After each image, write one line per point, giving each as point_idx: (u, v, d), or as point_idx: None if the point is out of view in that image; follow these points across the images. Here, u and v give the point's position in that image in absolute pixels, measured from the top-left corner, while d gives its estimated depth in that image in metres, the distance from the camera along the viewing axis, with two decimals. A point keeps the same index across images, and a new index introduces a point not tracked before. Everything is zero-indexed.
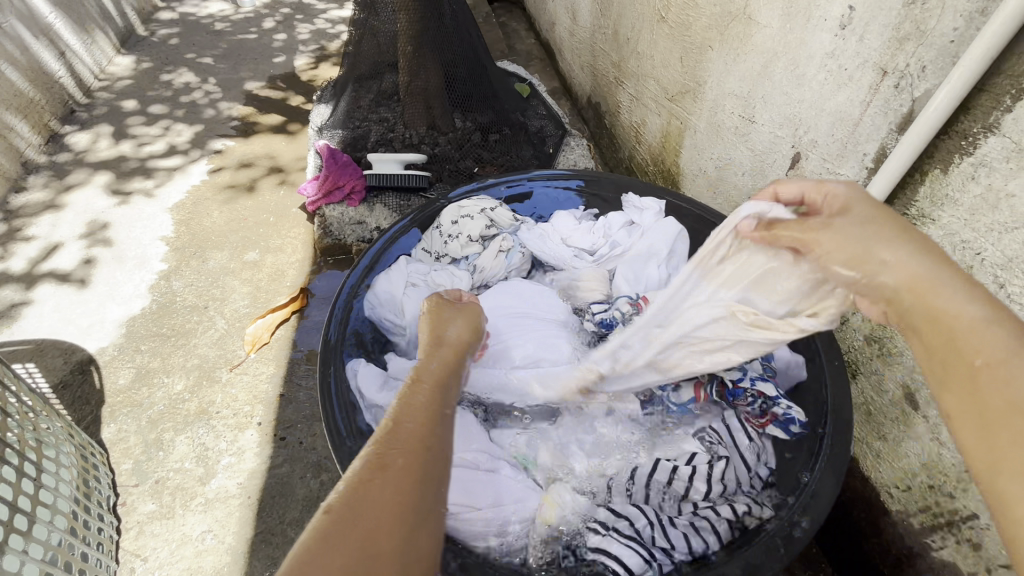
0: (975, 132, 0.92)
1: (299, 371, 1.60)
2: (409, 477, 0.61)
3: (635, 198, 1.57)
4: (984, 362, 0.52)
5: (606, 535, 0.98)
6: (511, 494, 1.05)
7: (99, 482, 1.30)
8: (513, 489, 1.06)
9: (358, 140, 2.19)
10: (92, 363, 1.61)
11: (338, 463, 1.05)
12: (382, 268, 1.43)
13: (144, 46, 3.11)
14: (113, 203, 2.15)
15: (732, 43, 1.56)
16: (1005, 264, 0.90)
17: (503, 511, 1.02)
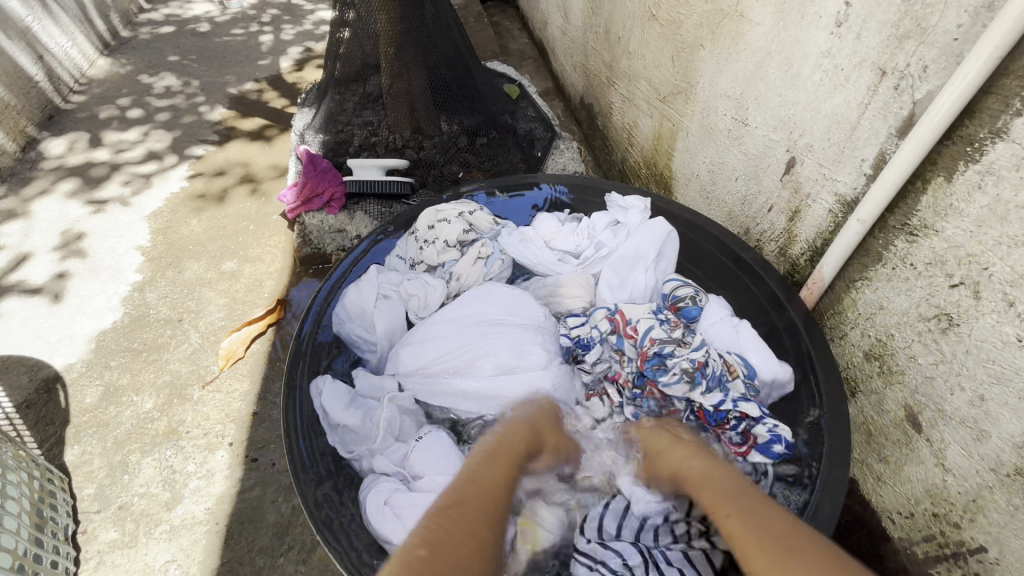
0: (981, 137, 0.85)
1: (274, 387, 1.53)
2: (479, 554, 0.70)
3: (618, 197, 1.50)
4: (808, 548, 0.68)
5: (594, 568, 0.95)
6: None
7: (58, 510, 1.23)
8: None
9: (341, 144, 2.13)
10: (59, 381, 1.55)
11: (301, 495, 1.01)
12: (354, 280, 1.37)
13: (128, 48, 3.04)
14: (88, 211, 2.09)
15: (724, 42, 1.49)
16: (1015, 280, 0.83)
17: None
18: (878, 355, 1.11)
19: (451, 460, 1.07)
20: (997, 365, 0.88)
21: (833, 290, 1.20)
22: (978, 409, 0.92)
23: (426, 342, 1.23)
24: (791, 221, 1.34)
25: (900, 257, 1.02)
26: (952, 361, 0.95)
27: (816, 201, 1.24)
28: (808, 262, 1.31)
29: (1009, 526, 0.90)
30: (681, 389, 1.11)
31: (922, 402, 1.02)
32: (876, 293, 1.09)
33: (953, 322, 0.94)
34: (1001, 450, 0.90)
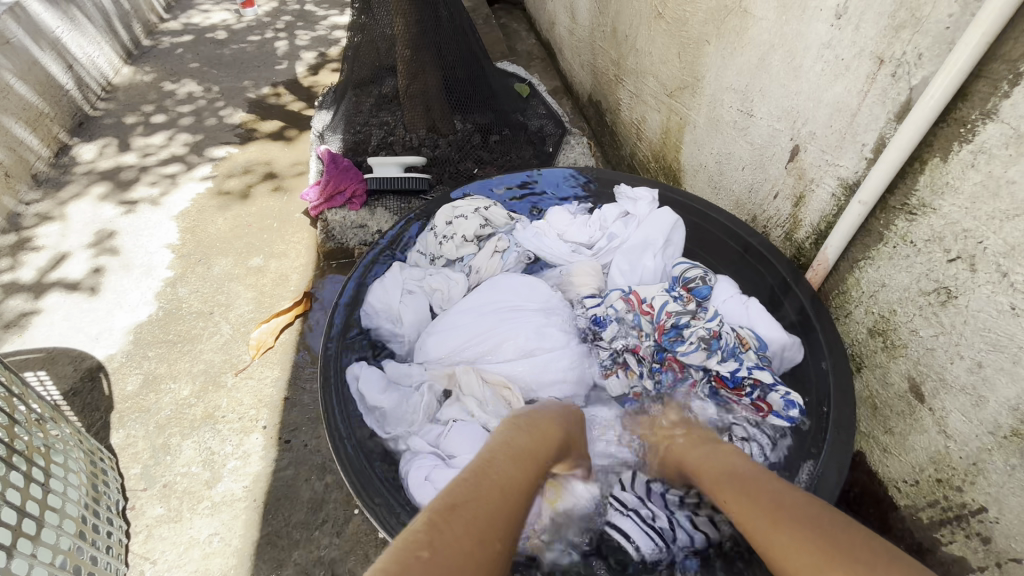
0: (973, 118, 0.91)
1: (303, 374, 1.61)
2: (492, 554, 0.67)
3: (627, 188, 1.57)
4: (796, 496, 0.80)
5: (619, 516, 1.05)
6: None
7: (108, 486, 1.32)
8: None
9: (360, 144, 2.20)
10: (101, 370, 1.64)
11: (347, 476, 1.03)
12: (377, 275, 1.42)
13: (150, 57, 3.16)
14: (120, 212, 2.19)
15: (729, 37, 1.55)
16: (1008, 252, 0.89)
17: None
18: (881, 331, 1.17)
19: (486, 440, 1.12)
20: (994, 333, 0.93)
21: (838, 271, 1.26)
22: (976, 376, 0.98)
23: (448, 329, 1.28)
24: (796, 206, 1.40)
25: (900, 236, 1.08)
26: (951, 332, 1.01)
27: (820, 185, 1.29)
28: (813, 245, 1.37)
29: (1007, 486, 0.96)
30: (697, 357, 1.18)
31: (924, 372, 1.08)
32: (878, 272, 1.15)
33: (951, 295, 0.99)
34: (999, 413, 0.95)
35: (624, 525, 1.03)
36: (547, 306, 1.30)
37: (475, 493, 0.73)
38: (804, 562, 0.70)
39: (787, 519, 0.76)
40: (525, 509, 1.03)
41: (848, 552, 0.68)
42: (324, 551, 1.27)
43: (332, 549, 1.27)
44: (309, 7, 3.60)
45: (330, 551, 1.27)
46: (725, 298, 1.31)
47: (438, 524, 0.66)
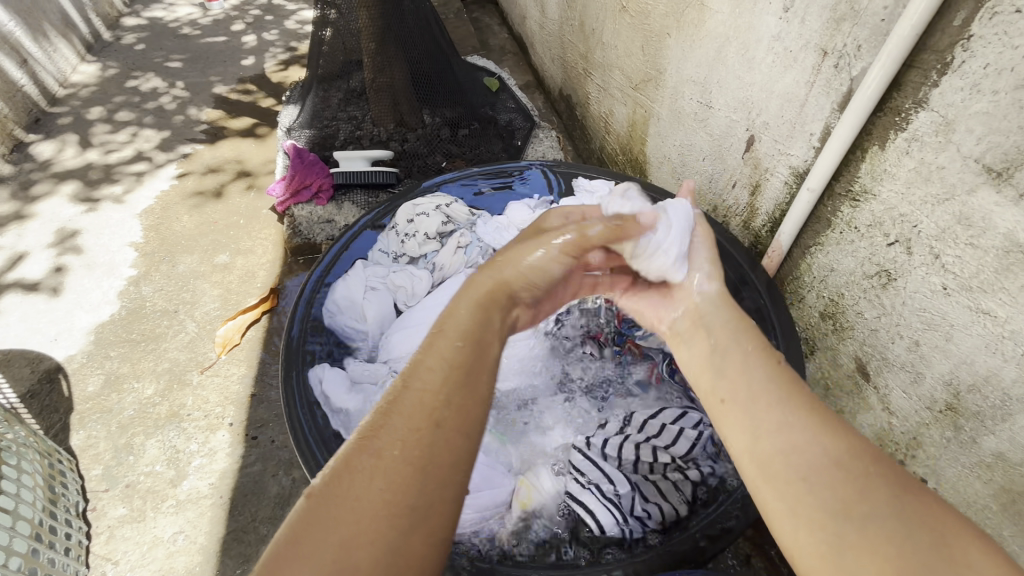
0: (907, 107, 0.95)
1: (270, 371, 1.60)
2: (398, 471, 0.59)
3: (584, 181, 1.61)
4: (780, 391, 0.75)
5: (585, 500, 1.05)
6: (488, 483, 1.06)
7: (67, 488, 1.30)
8: (494, 478, 1.08)
9: (327, 139, 2.18)
10: (61, 371, 1.60)
11: (308, 467, 1.02)
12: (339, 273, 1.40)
13: (111, 52, 3.07)
14: (80, 211, 2.13)
15: (688, 31, 1.58)
16: (939, 235, 0.93)
17: (482, 497, 1.03)
18: (831, 314, 1.21)
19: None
20: (928, 312, 0.97)
21: (791, 257, 1.30)
22: (914, 354, 1.02)
23: (411, 325, 1.30)
24: (752, 195, 1.43)
25: (845, 222, 1.12)
26: (892, 313, 1.05)
27: (773, 174, 1.33)
28: (769, 232, 1.41)
29: (944, 457, 1.01)
30: (655, 342, 1.27)
31: (869, 352, 1.12)
32: (827, 257, 1.19)
33: (891, 277, 1.04)
34: (934, 388, 1.00)
35: (586, 502, 1.04)
36: None
37: (404, 399, 0.65)
38: (789, 484, 0.65)
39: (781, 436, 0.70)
40: (494, 495, 1.05)
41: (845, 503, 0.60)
42: None
43: None
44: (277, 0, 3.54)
45: None
46: None
47: (358, 454, 0.61)
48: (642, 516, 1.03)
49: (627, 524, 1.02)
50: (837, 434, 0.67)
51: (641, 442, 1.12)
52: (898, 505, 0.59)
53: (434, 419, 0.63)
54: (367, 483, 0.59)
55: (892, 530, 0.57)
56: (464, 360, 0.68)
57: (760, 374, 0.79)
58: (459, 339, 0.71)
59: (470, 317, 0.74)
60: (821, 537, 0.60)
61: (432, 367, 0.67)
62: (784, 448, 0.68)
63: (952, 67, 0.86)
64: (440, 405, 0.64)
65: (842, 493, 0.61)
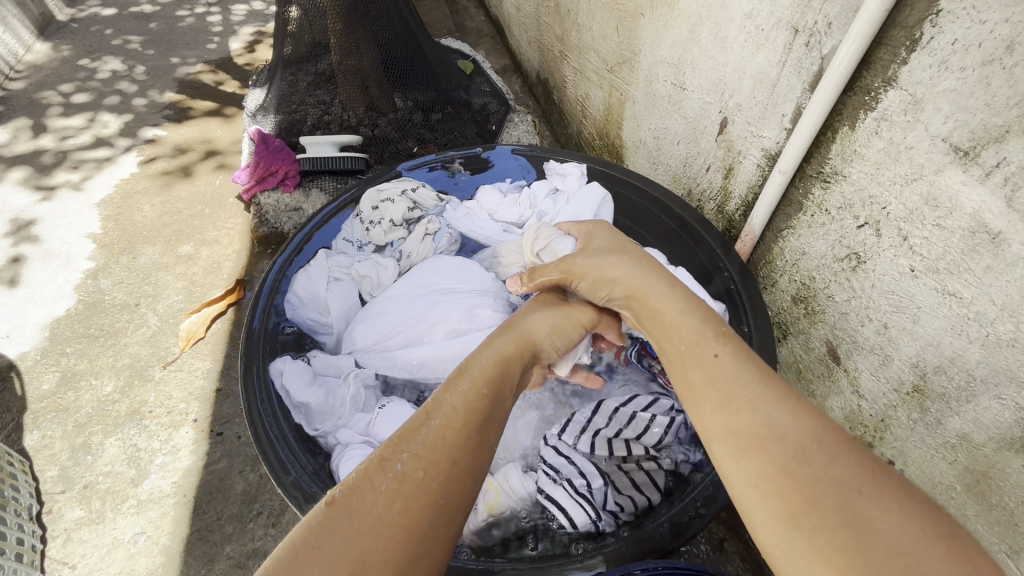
0: (876, 86, 0.93)
1: (236, 364, 1.55)
2: (415, 495, 0.60)
3: (556, 164, 1.57)
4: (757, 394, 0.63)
5: (556, 496, 1.02)
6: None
7: (19, 491, 1.24)
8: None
9: (295, 125, 2.12)
10: (13, 369, 1.53)
11: (268, 467, 0.98)
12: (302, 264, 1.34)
13: (66, 32, 2.92)
14: (34, 200, 2.03)
15: (662, 10, 1.54)
16: (907, 216, 0.92)
17: None
18: (803, 298, 1.20)
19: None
20: (896, 295, 0.97)
21: (764, 241, 1.29)
22: (883, 337, 1.02)
23: (376, 314, 1.26)
24: (726, 178, 1.41)
25: (817, 204, 1.11)
26: (861, 296, 1.04)
27: (746, 157, 1.31)
28: (742, 217, 1.40)
29: (911, 439, 1.01)
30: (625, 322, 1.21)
31: (839, 336, 1.12)
32: (799, 241, 1.18)
33: (861, 260, 1.03)
34: (902, 370, 1.00)
35: (559, 498, 1.02)
36: (478, 284, 1.29)
37: (421, 432, 0.66)
38: (751, 474, 0.57)
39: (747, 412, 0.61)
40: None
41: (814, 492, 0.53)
42: (259, 543, 1.23)
43: (266, 540, 1.23)
44: None
45: (266, 542, 1.23)
46: None
47: (380, 472, 0.61)
48: (615, 509, 1.00)
49: (600, 519, 0.99)
50: (810, 425, 0.58)
51: (611, 435, 1.10)
52: (856, 496, 0.52)
53: (453, 458, 0.64)
54: (382, 513, 0.58)
55: (853, 525, 0.50)
56: (480, 400, 0.72)
57: (723, 356, 0.69)
58: (481, 385, 0.73)
59: (487, 363, 0.78)
60: (784, 535, 0.53)
61: (455, 405, 0.69)
62: (753, 439, 0.59)
63: (920, 43, 0.84)
64: (459, 446, 0.65)
65: (806, 482, 0.54)
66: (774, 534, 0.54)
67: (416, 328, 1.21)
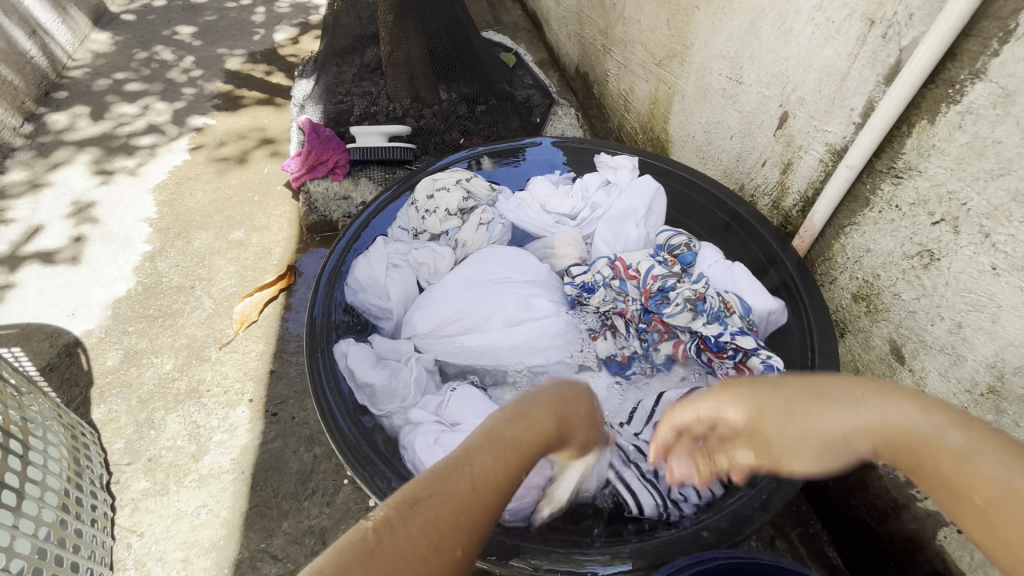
0: (961, 79, 0.91)
1: (289, 347, 1.59)
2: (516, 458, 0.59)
3: (607, 157, 1.56)
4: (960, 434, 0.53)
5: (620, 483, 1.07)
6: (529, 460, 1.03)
7: (91, 461, 1.30)
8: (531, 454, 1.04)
9: (341, 115, 2.12)
10: (79, 346, 1.60)
11: (337, 447, 1.00)
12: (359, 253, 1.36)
13: (119, 23, 3.01)
14: (93, 185, 2.11)
15: (719, 3, 1.52)
16: (990, 212, 0.90)
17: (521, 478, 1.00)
18: (865, 295, 1.18)
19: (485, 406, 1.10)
20: (975, 293, 0.94)
21: (824, 238, 1.27)
22: (956, 336, 0.99)
23: (434, 301, 1.28)
24: (784, 173, 1.40)
25: (886, 200, 1.09)
26: (933, 294, 1.02)
27: (808, 152, 1.29)
28: (799, 212, 1.38)
29: None
30: (684, 318, 1.16)
31: (905, 335, 1.10)
32: (864, 237, 1.16)
33: (933, 257, 1.01)
34: (976, 371, 0.97)
35: (629, 481, 1.06)
36: (534, 274, 1.31)
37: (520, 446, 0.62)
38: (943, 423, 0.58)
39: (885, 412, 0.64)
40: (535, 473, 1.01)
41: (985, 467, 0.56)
42: (315, 520, 1.27)
43: (322, 518, 1.27)
44: None
45: (321, 520, 1.27)
46: (710, 263, 1.32)
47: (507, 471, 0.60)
48: (676, 500, 1.05)
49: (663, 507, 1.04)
50: None
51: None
52: None
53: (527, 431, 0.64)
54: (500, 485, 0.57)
55: None
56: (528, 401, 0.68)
57: None
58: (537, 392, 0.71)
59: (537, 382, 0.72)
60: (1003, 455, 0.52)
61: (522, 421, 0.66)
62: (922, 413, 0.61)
63: (1015, 35, 0.82)
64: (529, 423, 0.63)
65: None
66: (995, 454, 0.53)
67: (475, 319, 1.23)
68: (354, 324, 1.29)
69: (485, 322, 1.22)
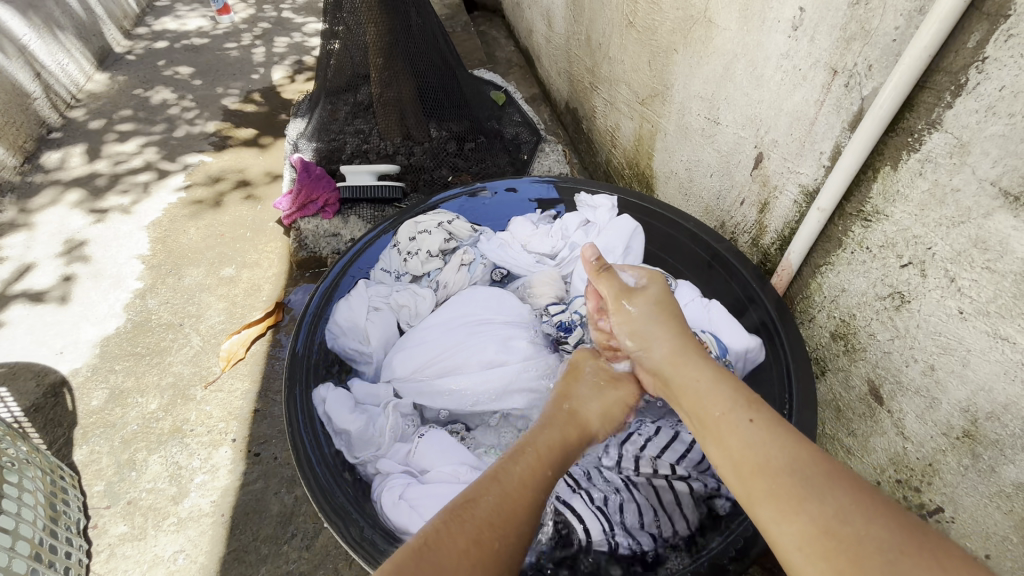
0: (919, 128, 0.93)
1: (274, 385, 1.59)
2: (490, 563, 0.69)
3: (587, 196, 1.59)
4: (751, 420, 0.78)
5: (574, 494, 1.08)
6: None
7: (68, 505, 1.29)
8: None
9: (334, 152, 2.21)
10: (65, 385, 1.60)
11: (318, 506, 0.98)
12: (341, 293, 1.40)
13: (123, 64, 3.12)
14: (89, 222, 2.15)
15: (695, 47, 1.57)
16: (954, 257, 0.91)
17: None
18: (843, 334, 1.19)
19: (457, 451, 1.11)
20: (944, 336, 0.95)
21: (801, 276, 1.28)
22: (929, 378, 1.00)
23: (414, 344, 1.29)
24: (761, 213, 1.42)
25: (857, 242, 1.10)
26: (906, 336, 1.03)
27: (783, 193, 1.32)
28: (777, 251, 1.39)
29: (961, 486, 0.98)
30: None
31: (882, 375, 1.10)
32: (838, 277, 1.17)
33: (904, 299, 1.02)
34: (951, 415, 0.97)
35: (576, 507, 1.05)
36: (513, 317, 1.32)
37: (476, 506, 0.73)
38: (796, 535, 0.66)
39: (768, 479, 0.71)
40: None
41: (852, 541, 0.62)
42: (293, 565, 1.25)
43: (300, 563, 1.25)
44: (287, 14, 3.59)
45: (299, 565, 1.25)
46: (687, 301, 1.36)
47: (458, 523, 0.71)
48: (633, 536, 1.04)
49: (614, 533, 1.04)
50: (797, 447, 0.73)
51: (639, 452, 1.13)
52: (851, 514, 0.64)
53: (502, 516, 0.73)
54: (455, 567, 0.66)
55: (855, 549, 0.61)
56: (540, 480, 0.81)
57: (746, 427, 0.77)
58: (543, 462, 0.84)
59: (533, 443, 0.87)
60: (805, 548, 0.64)
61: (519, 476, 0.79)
62: (789, 496, 0.68)
63: (965, 88, 0.85)
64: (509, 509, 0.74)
65: (801, 490, 0.68)
66: (781, 527, 0.67)
67: (457, 360, 1.23)
68: (334, 367, 1.30)
69: (465, 366, 1.23)
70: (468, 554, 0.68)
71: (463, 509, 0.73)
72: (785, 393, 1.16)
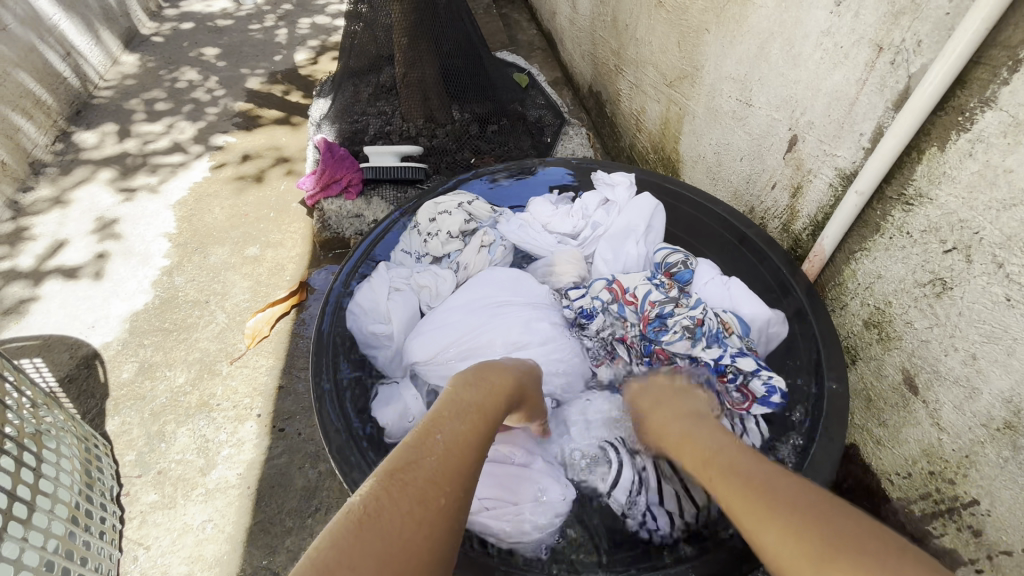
0: (971, 106, 0.89)
1: (298, 362, 1.61)
2: (436, 521, 0.64)
3: (605, 175, 1.58)
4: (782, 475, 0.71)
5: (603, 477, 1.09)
6: (542, 491, 1.04)
7: (102, 473, 1.33)
8: (546, 484, 1.06)
9: (357, 133, 2.15)
10: (97, 358, 1.64)
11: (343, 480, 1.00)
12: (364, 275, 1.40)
13: (149, 45, 3.14)
14: (118, 200, 2.18)
15: (729, 26, 1.52)
16: (1004, 242, 0.88)
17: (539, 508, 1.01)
18: (876, 322, 1.16)
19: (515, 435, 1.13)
20: (988, 324, 0.92)
21: (834, 263, 1.25)
22: (970, 368, 0.97)
23: (434, 327, 1.27)
24: (793, 197, 1.38)
25: (896, 227, 1.07)
26: (946, 324, 1.00)
27: (817, 176, 1.28)
28: (809, 236, 1.36)
29: (998, 479, 0.95)
30: (683, 346, 1.19)
31: (918, 364, 1.07)
32: (874, 263, 1.14)
33: (946, 286, 0.98)
34: (992, 405, 0.94)
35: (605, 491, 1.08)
36: (531, 298, 1.32)
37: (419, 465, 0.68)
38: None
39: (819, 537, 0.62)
40: (547, 506, 1.02)
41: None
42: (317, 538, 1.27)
43: None
44: None
45: None
46: (708, 279, 1.33)
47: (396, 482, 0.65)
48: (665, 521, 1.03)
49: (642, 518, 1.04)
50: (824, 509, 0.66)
51: None
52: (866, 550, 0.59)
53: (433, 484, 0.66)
54: (405, 533, 0.61)
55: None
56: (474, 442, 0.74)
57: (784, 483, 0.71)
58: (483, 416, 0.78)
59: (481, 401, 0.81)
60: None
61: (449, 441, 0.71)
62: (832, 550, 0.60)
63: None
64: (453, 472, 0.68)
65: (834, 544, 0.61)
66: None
67: (478, 342, 1.23)
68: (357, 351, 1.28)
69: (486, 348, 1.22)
70: (408, 520, 0.62)
71: (400, 473, 0.66)
72: (818, 381, 1.13)
